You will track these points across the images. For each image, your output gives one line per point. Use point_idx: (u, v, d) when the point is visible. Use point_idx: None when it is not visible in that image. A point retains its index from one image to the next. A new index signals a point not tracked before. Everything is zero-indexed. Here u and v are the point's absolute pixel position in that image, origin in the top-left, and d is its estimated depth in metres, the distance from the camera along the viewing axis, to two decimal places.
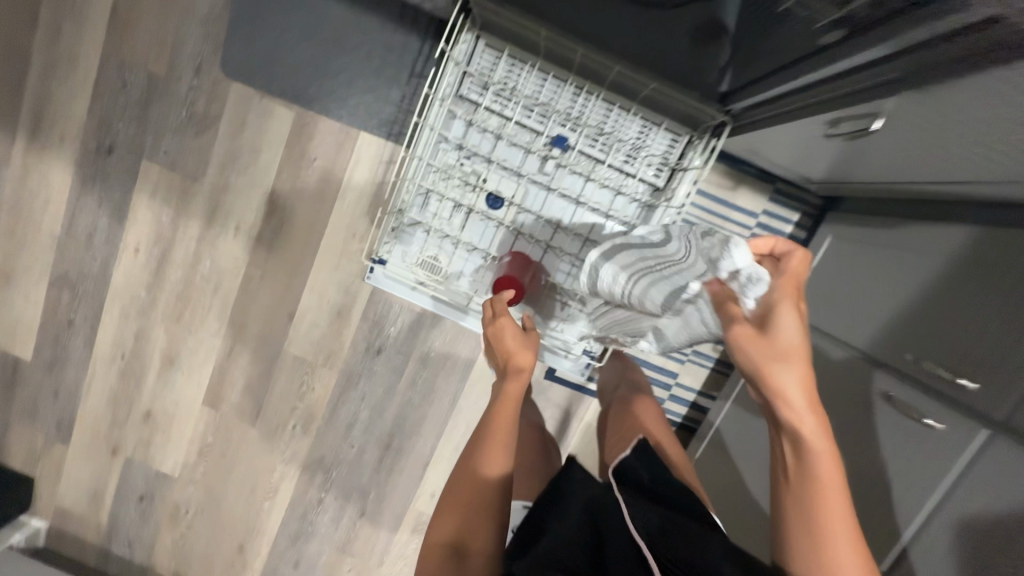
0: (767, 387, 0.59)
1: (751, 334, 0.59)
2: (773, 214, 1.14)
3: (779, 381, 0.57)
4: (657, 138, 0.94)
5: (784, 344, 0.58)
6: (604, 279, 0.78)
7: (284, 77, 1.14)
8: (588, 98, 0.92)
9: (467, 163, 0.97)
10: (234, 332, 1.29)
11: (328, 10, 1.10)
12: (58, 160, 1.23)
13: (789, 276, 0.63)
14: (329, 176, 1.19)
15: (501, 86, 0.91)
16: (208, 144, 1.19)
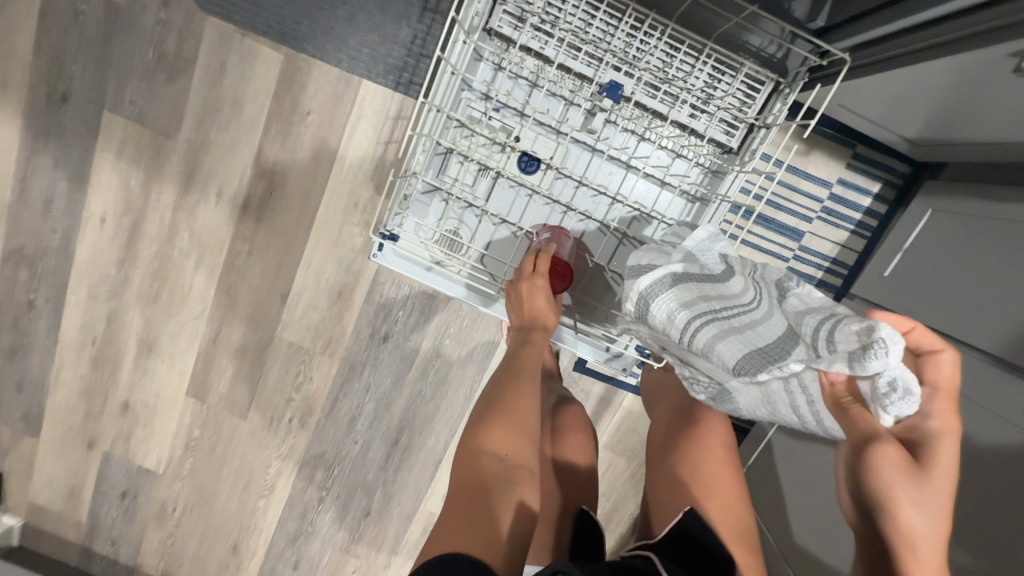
0: (888, 505, 0.51)
1: (886, 454, 0.50)
2: (848, 183, 0.97)
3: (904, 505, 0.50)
4: (731, 87, 0.76)
5: (929, 478, 0.49)
6: (657, 316, 0.63)
7: (270, 11, 0.95)
8: (648, 35, 0.74)
9: (495, 116, 0.80)
10: (220, 315, 1.13)
11: None
12: (4, 113, 1.04)
13: (945, 387, 0.50)
14: (325, 134, 1.00)
15: (542, 19, 0.72)
16: (181, 93, 1.00)
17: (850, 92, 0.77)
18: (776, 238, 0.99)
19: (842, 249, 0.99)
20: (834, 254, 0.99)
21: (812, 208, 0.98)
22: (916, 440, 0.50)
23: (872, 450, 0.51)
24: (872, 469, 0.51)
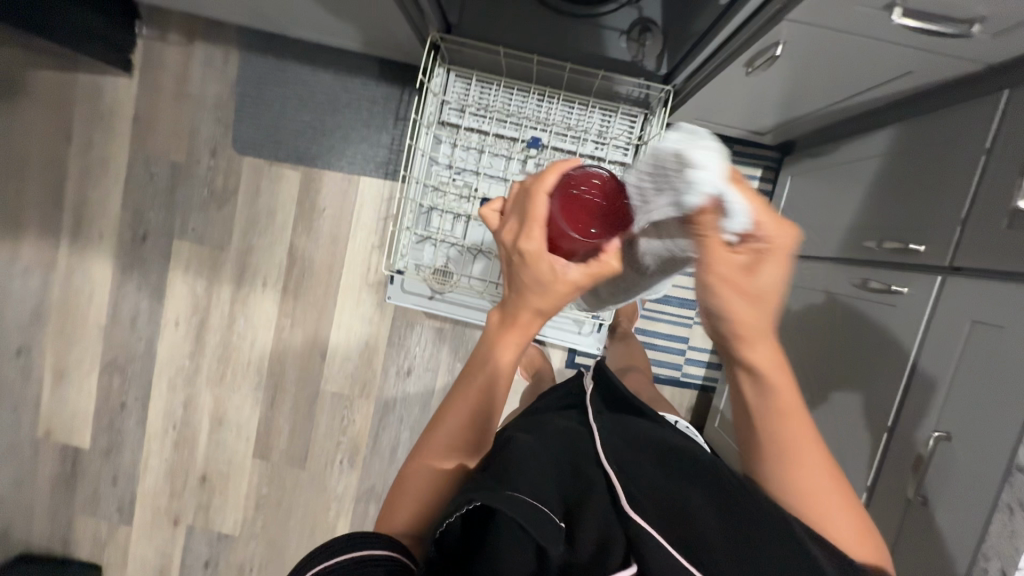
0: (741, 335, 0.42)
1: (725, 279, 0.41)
2: (738, 173, 1.23)
3: (772, 376, 0.43)
4: (617, 123, 1.08)
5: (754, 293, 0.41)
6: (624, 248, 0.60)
7: (287, 144, 1.30)
8: (550, 101, 1.07)
9: (458, 178, 1.11)
10: (274, 381, 1.39)
11: (317, 80, 1.27)
12: (99, 257, 1.38)
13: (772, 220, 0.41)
14: (338, 221, 1.32)
15: (476, 108, 1.06)
16: (228, 215, 1.34)
17: (707, 110, 1.06)
18: None
19: None
20: None
21: None
22: (754, 289, 0.41)
23: (746, 334, 0.42)
24: (758, 362, 0.43)
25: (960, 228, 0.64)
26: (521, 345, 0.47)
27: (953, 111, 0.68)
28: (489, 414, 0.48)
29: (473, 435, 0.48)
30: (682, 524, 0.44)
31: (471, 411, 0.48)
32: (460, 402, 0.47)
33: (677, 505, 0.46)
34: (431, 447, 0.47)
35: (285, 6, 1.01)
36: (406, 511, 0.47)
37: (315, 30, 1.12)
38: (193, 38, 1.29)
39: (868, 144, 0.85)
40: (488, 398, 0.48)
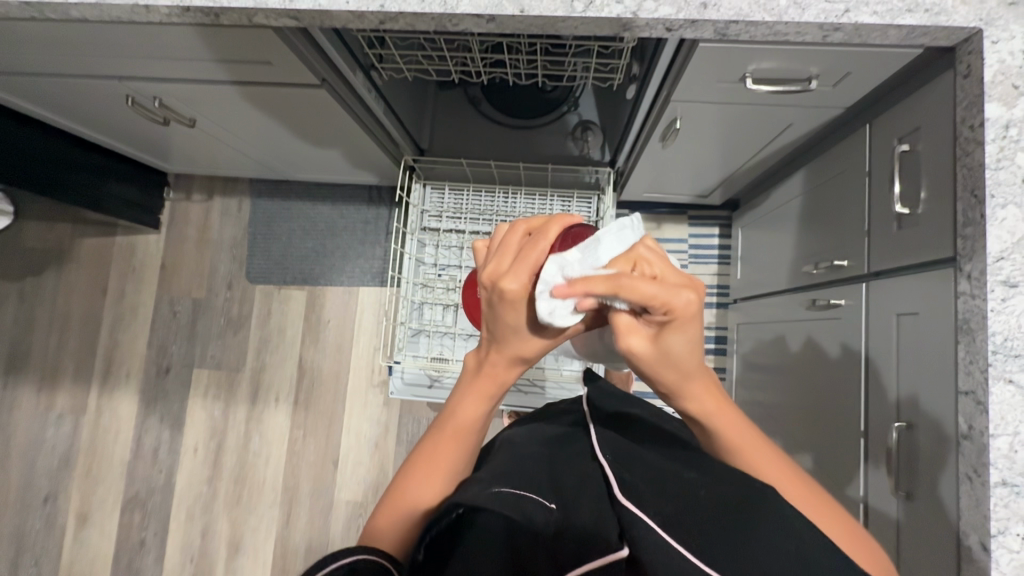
0: (672, 387, 0.40)
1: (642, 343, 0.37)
2: (697, 235, 1.35)
3: (714, 423, 0.42)
4: (575, 203, 1.21)
5: (666, 360, 0.37)
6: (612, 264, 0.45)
7: (294, 268, 1.46)
8: (515, 197, 1.23)
9: (443, 273, 1.23)
10: (288, 496, 1.40)
11: (317, 212, 1.47)
12: (126, 395, 1.48)
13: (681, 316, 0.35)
14: (342, 330, 1.44)
15: (451, 210, 1.22)
16: (243, 338, 1.46)
17: (657, 185, 1.19)
18: None
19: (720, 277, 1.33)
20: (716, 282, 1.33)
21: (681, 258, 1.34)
22: (666, 353, 0.37)
23: (683, 391, 0.40)
24: (698, 414, 0.42)
25: (867, 238, 0.73)
26: (497, 395, 0.46)
27: (839, 147, 0.81)
28: (466, 456, 0.47)
29: (456, 471, 0.47)
30: (679, 516, 0.40)
31: (457, 456, 0.47)
32: (445, 443, 0.46)
33: (673, 491, 0.42)
34: (415, 480, 0.46)
35: (286, 156, 1.22)
36: (387, 538, 0.46)
37: (312, 171, 1.33)
38: (212, 194, 1.52)
39: (790, 186, 0.96)
40: (473, 437, 0.47)
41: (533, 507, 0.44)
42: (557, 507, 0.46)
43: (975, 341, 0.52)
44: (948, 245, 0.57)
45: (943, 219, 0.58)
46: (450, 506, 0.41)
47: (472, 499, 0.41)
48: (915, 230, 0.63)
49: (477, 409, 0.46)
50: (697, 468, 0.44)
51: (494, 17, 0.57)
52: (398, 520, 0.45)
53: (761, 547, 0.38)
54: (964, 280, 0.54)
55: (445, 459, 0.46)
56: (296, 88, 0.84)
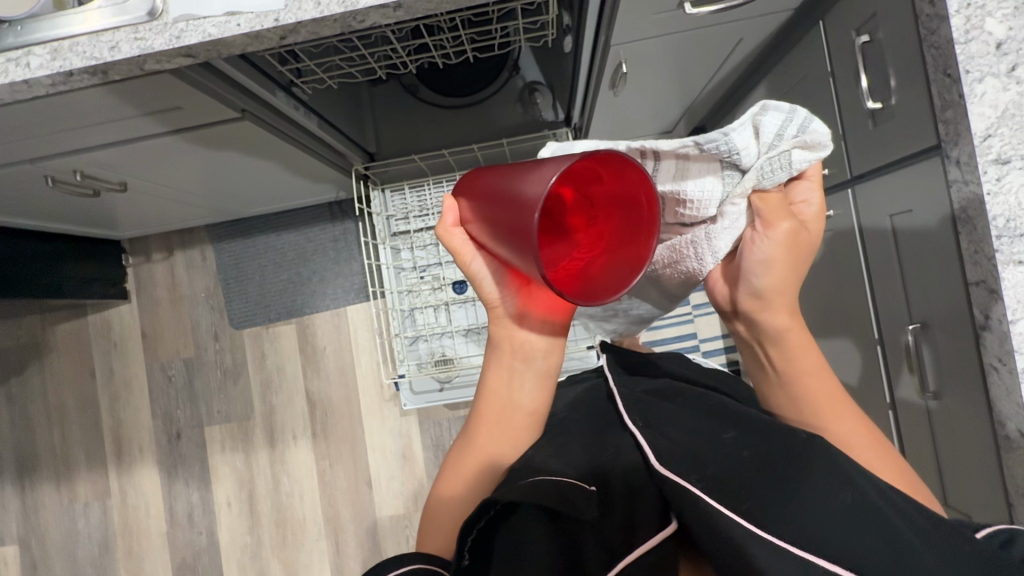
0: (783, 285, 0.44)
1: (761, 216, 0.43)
2: None
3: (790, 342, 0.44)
4: None
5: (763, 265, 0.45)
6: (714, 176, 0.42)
7: (276, 304, 1.42)
8: None
9: (425, 275, 1.19)
10: (332, 526, 1.40)
11: (284, 241, 1.42)
12: (144, 469, 1.46)
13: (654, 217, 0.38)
14: (341, 353, 1.41)
15: (417, 210, 1.16)
16: (244, 385, 1.44)
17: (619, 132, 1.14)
18: None
19: None
20: None
21: None
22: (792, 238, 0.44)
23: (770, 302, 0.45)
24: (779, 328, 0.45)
25: (844, 141, 0.70)
26: (518, 369, 0.52)
27: (795, 53, 0.77)
28: (509, 433, 0.53)
29: (501, 451, 0.53)
30: (728, 479, 0.39)
31: (513, 428, 0.53)
32: (495, 418, 0.53)
33: (719, 460, 0.41)
34: (478, 449, 0.53)
35: (235, 193, 1.17)
36: (442, 529, 0.52)
37: (265, 202, 1.27)
38: (172, 250, 1.46)
39: (755, 101, 0.92)
40: (512, 414, 0.53)
41: (574, 492, 0.44)
42: (596, 487, 0.47)
43: (977, 229, 0.49)
44: (930, 133, 0.54)
45: (920, 107, 0.55)
46: (490, 502, 0.41)
47: (510, 493, 0.42)
48: (892, 123, 0.60)
49: (502, 383, 0.53)
50: (739, 428, 0.44)
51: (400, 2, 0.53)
52: (451, 498, 0.52)
53: (812, 511, 0.35)
54: (954, 167, 0.51)
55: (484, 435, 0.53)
56: (218, 125, 0.78)
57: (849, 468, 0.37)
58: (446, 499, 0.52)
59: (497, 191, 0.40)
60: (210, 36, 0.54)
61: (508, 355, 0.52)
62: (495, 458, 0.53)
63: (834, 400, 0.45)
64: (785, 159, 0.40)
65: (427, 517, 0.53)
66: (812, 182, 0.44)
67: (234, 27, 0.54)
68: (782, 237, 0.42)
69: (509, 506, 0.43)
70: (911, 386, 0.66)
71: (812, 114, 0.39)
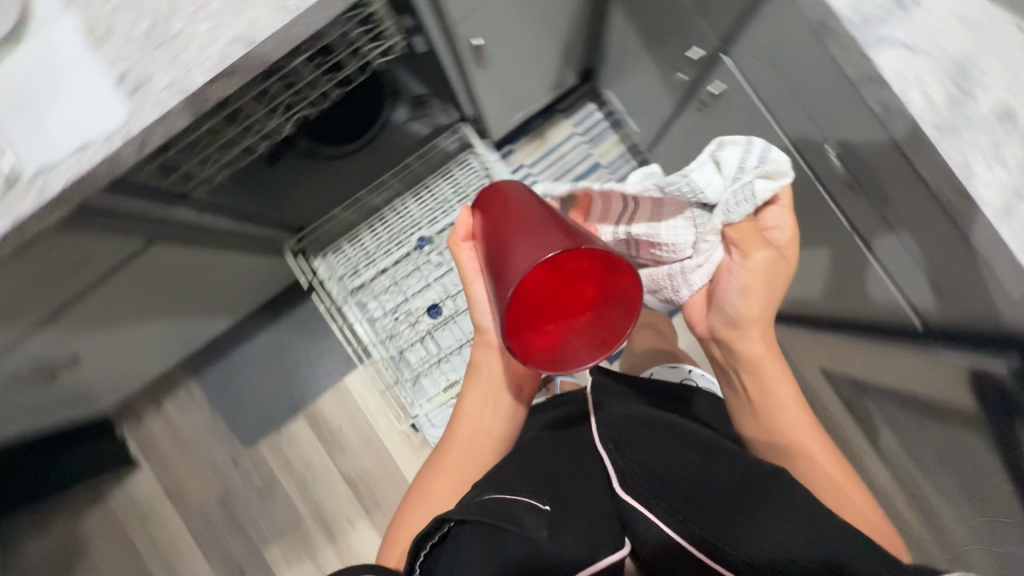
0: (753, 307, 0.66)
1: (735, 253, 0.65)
2: (582, 121, 1.34)
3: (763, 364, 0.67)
4: (459, 173, 1.18)
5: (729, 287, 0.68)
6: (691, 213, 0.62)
7: (279, 406, 1.41)
8: (406, 208, 1.19)
9: (399, 315, 1.18)
10: None
11: (261, 346, 1.42)
12: None
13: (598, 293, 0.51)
14: (359, 424, 1.40)
15: (364, 260, 1.18)
16: (283, 496, 1.41)
17: (515, 107, 1.17)
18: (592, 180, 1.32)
19: (626, 141, 1.33)
20: (625, 148, 1.33)
21: (582, 148, 1.34)
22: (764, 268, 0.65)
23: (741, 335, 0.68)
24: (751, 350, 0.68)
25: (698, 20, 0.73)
26: (489, 398, 0.76)
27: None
28: (475, 458, 0.74)
29: (470, 472, 0.72)
30: (686, 502, 0.54)
31: (478, 454, 0.74)
32: (469, 438, 0.74)
33: (691, 484, 0.55)
34: (444, 467, 0.73)
35: (202, 325, 1.16)
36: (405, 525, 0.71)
37: (222, 318, 1.26)
38: (161, 402, 1.45)
39: (617, 21, 0.94)
40: (480, 439, 0.75)
41: (526, 510, 0.55)
42: (551, 508, 0.57)
43: (834, 33, 0.51)
44: None
45: None
46: (441, 520, 0.49)
47: (461, 513, 0.51)
48: None
49: (478, 412, 0.75)
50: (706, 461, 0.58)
51: (238, 64, 0.54)
52: (419, 502, 0.72)
53: (766, 529, 0.49)
54: None
55: (453, 456, 0.74)
56: (136, 260, 0.78)
57: (799, 505, 0.51)
58: (420, 500, 0.72)
59: (489, 250, 0.53)
60: (74, 175, 0.54)
61: (479, 391, 0.76)
62: (461, 476, 0.72)
63: (783, 398, 0.67)
64: (748, 189, 0.59)
65: (389, 535, 0.71)
66: (782, 208, 0.65)
67: (93, 154, 0.54)
68: (765, 265, 0.64)
69: (461, 524, 0.51)
70: (861, 205, 0.67)
71: (767, 146, 0.60)
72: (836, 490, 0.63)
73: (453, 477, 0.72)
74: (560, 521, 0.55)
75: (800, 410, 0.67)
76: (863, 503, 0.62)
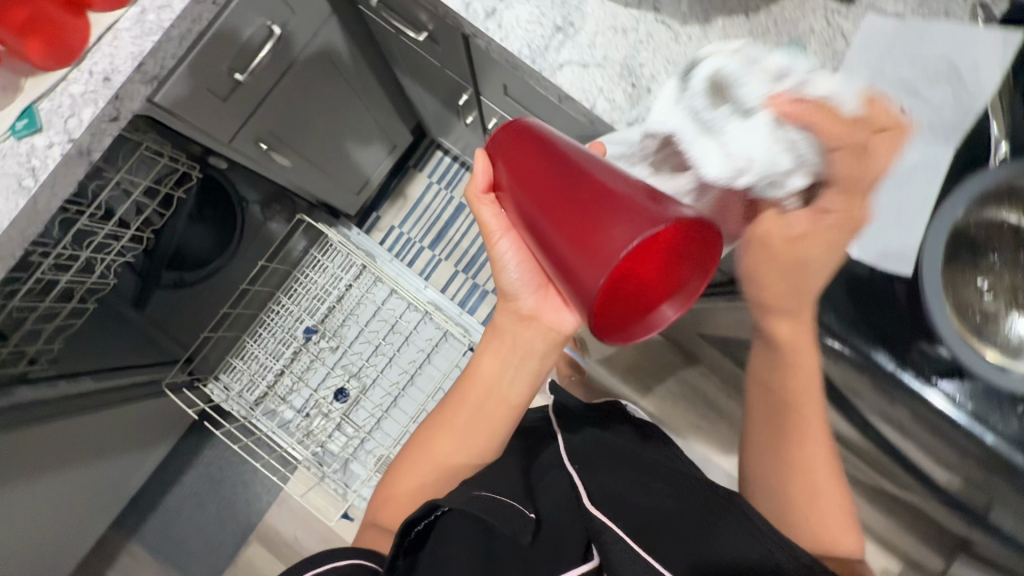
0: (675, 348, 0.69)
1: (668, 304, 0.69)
2: (434, 170, 1.40)
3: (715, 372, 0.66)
4: (327, 257, 1.20)
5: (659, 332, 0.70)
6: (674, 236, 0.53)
7: (225, 539, 1.36)
8: (284, 306, 1.19)
9: (309, 410, 1.16)
10: None
11: (190, 483, 1.37)
12: None
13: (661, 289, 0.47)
14: (312, 527, 1.36)
15: (255, 369, 1.15)
16: None
17: (358, 182, 1.23)
18: (460, 219, 1.37)
19: None
20: None
21: (442, 194, 1.39)
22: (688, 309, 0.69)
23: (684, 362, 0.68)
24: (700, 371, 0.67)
25: (449, 74, 0.79)
26: (511, 352, 0.64)
27: (382, 42, 0.86)
28: (481, 423, 0.63)
29: (464, 444, 0.63)
30: (648, 527, 0.53)
31: (486, 419, 0.63)
32: (470, 405, 0.63)
33: (655, 509, 0.55)
34: (441, 440, 0.63)
35: (99, 495, 1.11)
36: (387, 500, 0.61)
37: (132, 476, 1.19)
38: None
39: (407, 81, 1.00)
40: (497, 402, 0.64)
41: (512, 509, 0.55)
42: (536, 515, 0.58)
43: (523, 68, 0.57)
44: (452, 33, 0.62)
45: (433, 22, 0.63)
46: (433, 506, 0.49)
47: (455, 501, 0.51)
48: (441, 43, 0.68)
49: (495, 367, 0.64)
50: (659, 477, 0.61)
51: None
52: (407, 477, 0.62)
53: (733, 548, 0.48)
54: (476, 41, 0.59)
55: (456, 423, 0.63)
56: None
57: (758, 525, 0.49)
58: (407, 473, 0.62)
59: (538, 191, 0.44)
60: None
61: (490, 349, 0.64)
62: (465, 447, 0.62)
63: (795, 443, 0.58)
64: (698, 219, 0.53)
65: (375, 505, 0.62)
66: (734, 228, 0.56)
67: None
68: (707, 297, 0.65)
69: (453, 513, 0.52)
70: None
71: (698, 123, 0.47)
72: (802, 513, 0.57)
73: (449, 451, 0.62)
74: (546, 526, 0.56)
75: (822, 456, 0.58)
76: (839, 551, 0.55)
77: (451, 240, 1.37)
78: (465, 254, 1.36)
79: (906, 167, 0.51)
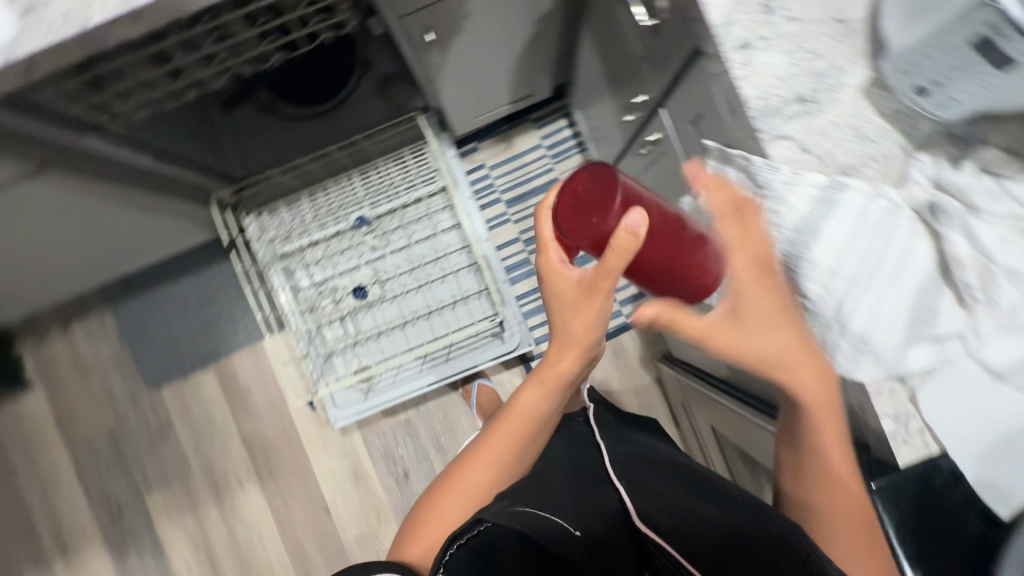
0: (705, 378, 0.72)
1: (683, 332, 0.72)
2: (550, 133, 1.34)
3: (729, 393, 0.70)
4: (414, 163, 1.17)
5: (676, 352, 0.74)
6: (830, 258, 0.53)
7: (189, 354, 1.38)
8: (352, 184, 1.17)
9: (325, 289, 1.17)
10: (300, 561, 1.37)
11: (184, 288, 1.38)
12: (93, 553, 1.39)
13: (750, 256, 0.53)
14: (267, 387, 1.37)
15: (298, 226, 1.15)
16: (177, 443, 1.38)
17: (480, 109, 1.18)
18: (547, 193, 1.33)
19: None
20: None
21: (545, 161, 1.33)
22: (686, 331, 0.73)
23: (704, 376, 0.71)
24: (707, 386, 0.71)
25: (643, 68, 0.73)
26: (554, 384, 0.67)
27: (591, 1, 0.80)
28: (523, 437, 0.70)
29: (501, 458, 0.69)
30: (685, 530, 0.63)
31: (514, 436, 0.70)
32: (515, 424, 0.70)
33: (693, 526, 0.62)
34: (487, 451, 0.70)
35: (103, 257, 1.12)
36: (431, 517, 0.67)
37: (144, 255, 1.21)
38: (69, 323, 1.40)
39: (586, 46, 0.94)
40: (531, 420, 0.70)
41: (558, 531, 0.63)
42: (580, 533, 0.67)
43: None
44: (688, 38, 0.56)
45: (676, 15, 0.57)
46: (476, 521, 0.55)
47: (497, 519, 0.56)
48: (665, 37, 0.62)
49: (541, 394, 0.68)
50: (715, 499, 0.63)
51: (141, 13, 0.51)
52: (450, 487, 0.68)
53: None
54: (711, 62, 0.53)
55: (496, 442, 0.70)
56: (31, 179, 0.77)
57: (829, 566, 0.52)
58: (448, 493, 0.68)
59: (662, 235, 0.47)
60: None
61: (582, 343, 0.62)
62: (505, 452, 0.69)
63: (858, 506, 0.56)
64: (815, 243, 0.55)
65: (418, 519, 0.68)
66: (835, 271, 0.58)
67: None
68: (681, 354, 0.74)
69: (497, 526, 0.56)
70: None
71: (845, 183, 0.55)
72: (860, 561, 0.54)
73: (495, 465, 0.69)
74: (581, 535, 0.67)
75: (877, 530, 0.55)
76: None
77: (528, 206, 1.32)
78: (533, 227, 1.32)
79: (1021, 431, 0.51)
